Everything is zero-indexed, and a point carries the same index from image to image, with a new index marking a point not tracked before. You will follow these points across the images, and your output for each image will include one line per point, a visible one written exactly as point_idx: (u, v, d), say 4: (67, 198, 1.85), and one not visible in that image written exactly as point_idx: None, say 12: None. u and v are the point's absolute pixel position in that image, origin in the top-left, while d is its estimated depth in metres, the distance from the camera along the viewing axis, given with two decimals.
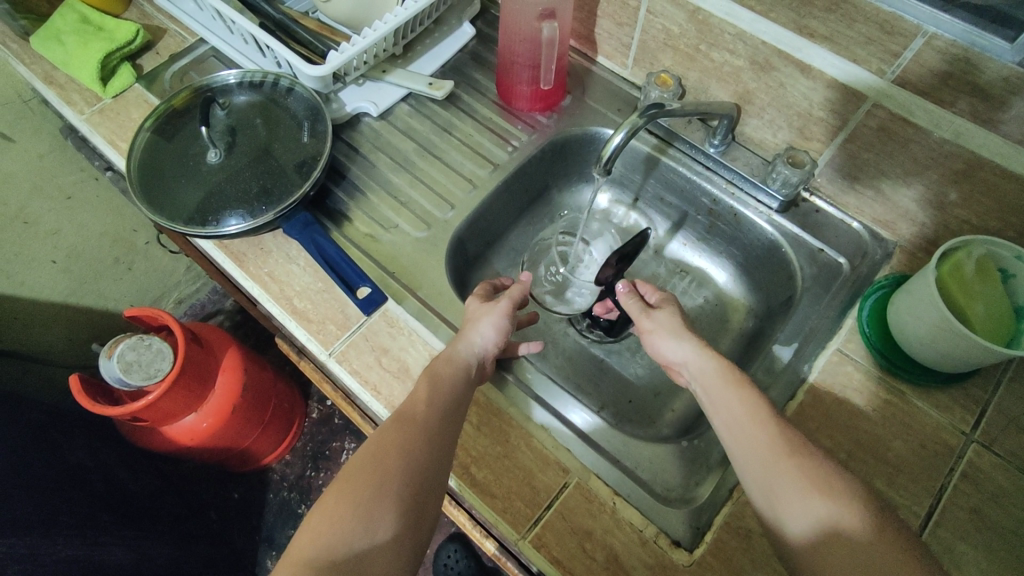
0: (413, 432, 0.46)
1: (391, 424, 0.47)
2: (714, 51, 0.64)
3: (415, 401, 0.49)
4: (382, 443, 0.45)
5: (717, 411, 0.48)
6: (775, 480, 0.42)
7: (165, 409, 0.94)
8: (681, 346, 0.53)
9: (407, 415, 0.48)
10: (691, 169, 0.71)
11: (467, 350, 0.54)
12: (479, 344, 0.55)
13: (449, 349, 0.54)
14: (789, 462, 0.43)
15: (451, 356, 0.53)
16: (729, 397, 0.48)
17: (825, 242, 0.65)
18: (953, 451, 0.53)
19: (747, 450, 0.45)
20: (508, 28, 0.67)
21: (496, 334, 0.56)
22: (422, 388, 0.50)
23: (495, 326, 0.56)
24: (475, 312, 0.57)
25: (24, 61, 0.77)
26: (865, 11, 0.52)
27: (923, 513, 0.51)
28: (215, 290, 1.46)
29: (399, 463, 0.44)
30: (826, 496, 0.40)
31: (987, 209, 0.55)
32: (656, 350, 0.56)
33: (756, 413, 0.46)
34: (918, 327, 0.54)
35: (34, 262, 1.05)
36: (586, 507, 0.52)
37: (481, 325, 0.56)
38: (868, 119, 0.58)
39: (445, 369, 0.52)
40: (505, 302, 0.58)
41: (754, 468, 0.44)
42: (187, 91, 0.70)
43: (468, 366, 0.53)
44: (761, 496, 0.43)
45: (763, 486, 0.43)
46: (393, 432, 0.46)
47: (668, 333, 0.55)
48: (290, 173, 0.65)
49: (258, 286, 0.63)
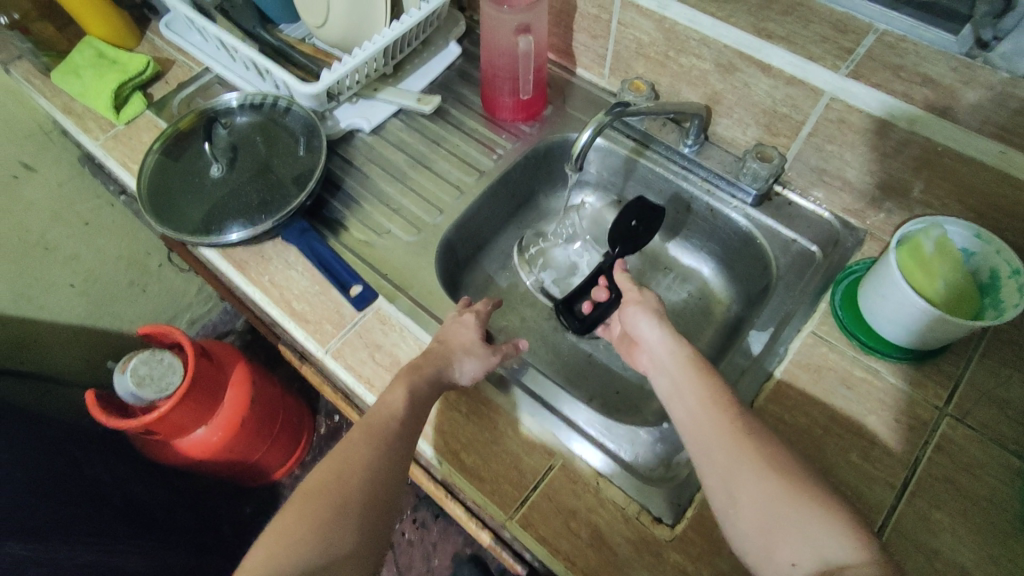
0: (377, 448, 0.50)
1: (358, 436, 0.51)
2: (682, 57, 0.68)
3: (388, 415, 0.53)
4: (347, 457, 0.50)
5: (679, 396, 0.51)
6: (733, 474, 0.44)
7: (176, 423, 0.99)
8: (656, 329, 0.56)
9: (375, 426, 0.52)
10: (668, 169, 0.75)
11: (443, 378, 0.57)
12: (454, 378, 0.57)
13: (432, 364, 0.57)
14: (745, 456, 0.45)
15: (431, 376, 0.56)
16: (691, 385, 0.50)
17: (797, 233, 0.68)
18: (926, 425, 0.55)
19: (704, 441, 0.47)
20: (487, 43, 0.71)
21: (472, 377, 0.58)
22: (396, 399, 0.54)
23: (477, 372, 0.58)
24: (472, 344, 0.59)
25: (45, 94, 0.83)
26: (820, 13, 0.59)
27: (898, 485, 0.52)
28: (224, 311, 1.52)
29: (360, 479, 0.49)
30: (770, 472, 0.43)
31: (947, 191, 0.58)
32: (634, 324, 0.59)
33: (711, 404, 0.49)
34: (884, 306, 0.56)
35: (54, 286, 1.11)
36: (571, 488, 0.55)
37: (468, 363, 0.58)
38: (827, 112, 0.61)
39: (420, 383, 0.55)
40: (496, 356, 0.60)
41: (716, 458, 0.46)
42: (192, 114, 0.75)
43: (439, 383, 0.56)
44: (713, 484, 0.46)
45: (717, 476, 0.45)
46: (360, 445, 0.51)
47: (649, 316, 0.58)
48: (288, 186, 0.69)
49: (259, 291, 0.66)
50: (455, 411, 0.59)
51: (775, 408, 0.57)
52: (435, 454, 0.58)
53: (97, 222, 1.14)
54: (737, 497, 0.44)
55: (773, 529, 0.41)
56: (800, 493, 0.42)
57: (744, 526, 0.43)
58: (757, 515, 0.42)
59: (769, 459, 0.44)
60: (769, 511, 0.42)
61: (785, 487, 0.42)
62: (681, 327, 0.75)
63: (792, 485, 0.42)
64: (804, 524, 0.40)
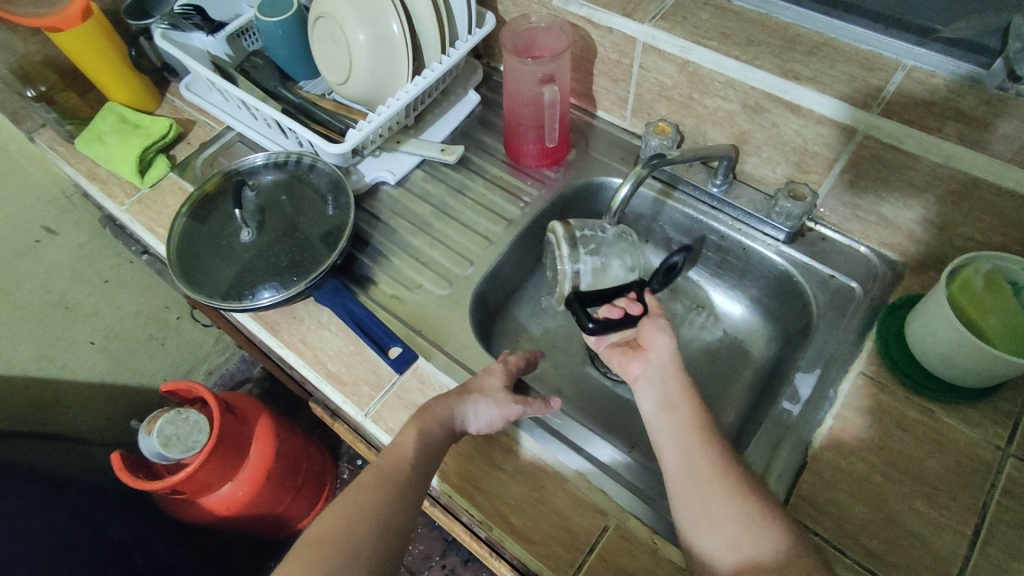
0: (388, 495, 0.51)
1: (369, 478, 0.52)
2: (707, 98, 0.68)
3: (400, 455, 0.52)
4: (356, 500, 0.50)
5: (669, 410, 0.52)
6: (711, 498, 0.47)
7: (202, 480, 0.97)
8: (667, 343, 0.55)
9: (386, 467, 0.52)
10: (696, 210, 0.74)
11: (456, 420, 0.55)
12: (467, 422, 0.56)
13: (445, 403, 0.55)
14: (721, 484, 0.47)
15: (443, 417, 0.54)
16: (680, 413, 0.52)
17: (834, 268, 0.67)
18: (990, 468, 0.53)
19: (686, 462, 0.49)
20: (511, 93, 0.71)
21: (484, 425, 0.56)
22: (410, 442, 0.53)
23: (492, 417, 0.56)
24: (492, 389, 0.57)
25: (69, 161, 0.83)
26: (845, 53, 0.60)
27: (968, 534, 0.50)
28: (242, 359, 1.51)
29: (371, 527, 0.49)
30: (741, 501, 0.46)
31: (989, 225, 0.57)
32: (644, 331, 0.57)
33: (696, 427, 0.50)
34: (935, 343, 0.55)
35: (74, 345, 1.10)
36: (627, 549, 0.53)
37: (483, 406, 0.56)
38: (860, 149, 0.60)
39: (431, 425, 0.54)
40: (516, 405, 0.57)
41: (692, 485, 0.48)
42: (217, 176, 0.75)
43: (451, 427, 0.55)
44: (686, 500, 0.48)
45: (696, 498, 0.47)
46: (372, 491, 0.51)
47: (661, 329, 0.57)
48: (317, 245, 0.69)
49: (293, 353, 0.66)
50: (501, 471, 0.58)
51: (831, 454, 0.55)
52: (483, 520, 0.55)
53: (117, 279, 1.13)
54: (709, 519, 0.46)
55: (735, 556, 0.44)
56: (771, 526, 0.45)
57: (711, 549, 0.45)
58: (729, 542, 0.45)
59: (746, 490, 0.47)
60: (741, 541, 0.44)
61: (759, 519, 0.45)
62: (719, 368, 0.74)
63: (768, 519, 0.45)
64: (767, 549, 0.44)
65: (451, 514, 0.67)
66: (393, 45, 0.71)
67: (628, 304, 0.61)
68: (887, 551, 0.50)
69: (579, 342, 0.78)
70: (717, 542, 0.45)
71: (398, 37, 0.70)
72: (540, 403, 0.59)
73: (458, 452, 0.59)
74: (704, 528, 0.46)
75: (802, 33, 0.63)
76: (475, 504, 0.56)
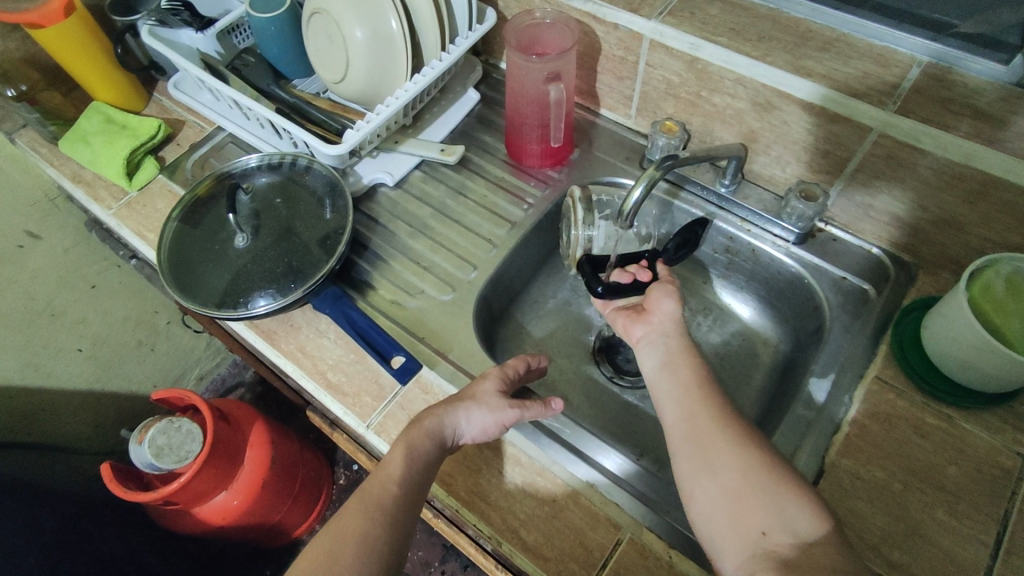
0: (372, 518, 0.48)
1: (354, 508, 0.49)
2: (716, 96, 0.66)
3: (385, 479, 0.50)
4: (340, 531, 0.48)
5: (671, 369, 0.51)
6: (712, 452, 0.46)
7: (196, 490, 0.94)
8: (673, 308, 0.54)
9: (369, 496, 0.49)
10: (704, 210, 0.73)
11: (447, 429, 0.52)
12: (460, 430, 0.53)
13: (435, 413, 0.52)
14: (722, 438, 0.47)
15: (433, 429, 0.51)
16: (681, 372, 0.51)
17: (845, 269, 0.66)
18: (1011, 474, 0.52)
19: (685, 417, 0.49)
20: (515, 91, 0.69)
21: (478, 433, 0.53)
22: (396, 465, 0.50)
23: (486, 424, 0.53)
24: (485, 394, 0.54)
25: (53, 164, 0.80)
26: (859, 49, 0.58)
27: (991, 544, 0.49)
28: (234, 363, 1.48)
29: (355, 558, 0.46)
30: (743, 455, 0.45)
31: (1008, 226, 0.56)
32: (649, 295, 0.56)
33: (698, 386, 0.50)
34: (953, 347, 0.54)
35: (61, 352, 1.07)
36: (643, 564, 0.51)
37: (476, 414, 0.53)
38: (874, 148, 0.59)
39: (421, 439, 0.51)
40: (512, 410, 0.54)
41: (692, 436, 0.48)
42: (209, 180, 0.73)
43: (442, 439, 0.52)
44: (685, 450, 0.47)
45: (697, 449, 0.47)
46: (356, 518, 0.48)
47: (666, 294, 0.56)
48: (315, 251, 0.66)
49: (291, 362, 0.63)
50: (510, 484, 0.56)
51: (849, 462, 0.54)
52: (494, 534, 0.54)
53: (104, 283, 1.10)
54: (709, 473, 0.45)
55: (733, 505, 0.44)
56: (775, 478, 0.44)
57: (708, 499, 0.45)
58: (729, 493, 0.44)
59: (748, 447, 0.46)
60: (744, 494, 0.44)
61: (760, 473, 0.44)
62: (729, 371, 0.73)
63: (774, 474, 0.44)
64: (765, 492, 0.43)
65: (455, 525, 0.65)
66: (391, 42, 0.69)
67: (637, 271, 0.61)
68: (909, 562, 0.49)
69: (585, 347, 0.76)
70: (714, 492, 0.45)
71: (397, 34, 0.68)
72: (540, 406, 0.56)
73: (464, 463, 0.57)
74: (704, 479, 0.46)
75: (814, 29, 0.61)
76: (484, 518, 0.55)
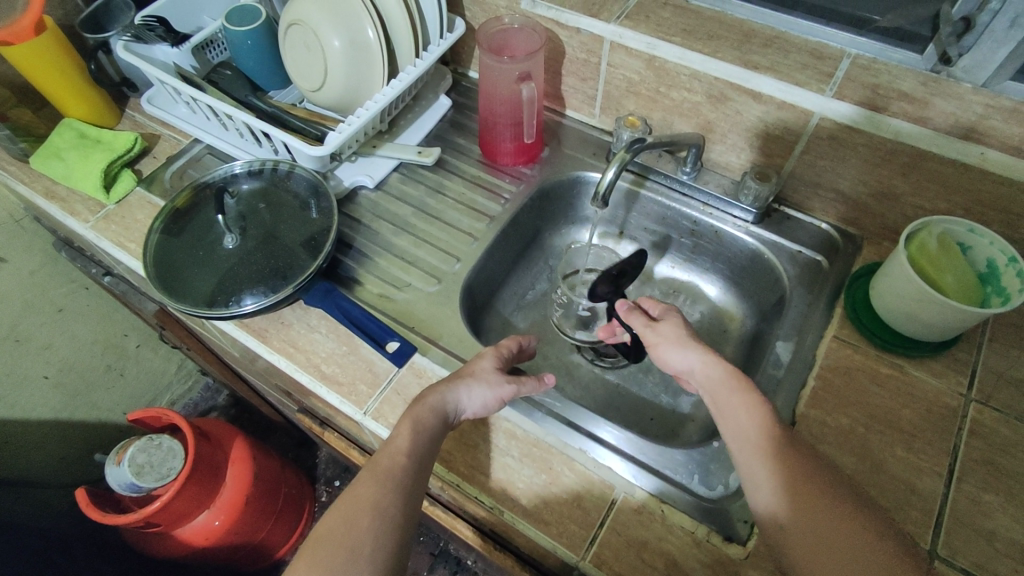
0: (385, 488, 0.49)
1: (367, 477, 0.50)
2: (673, 91, 0.72)
3: (394, 452, 0.51)
4: (354, 498, 0.48)
5: (726, 410, 0.52)
6: (753, 451, 0.49)
7: (178, 510, 0.93)
8: (688, 356, 0.57)
9: (380, 466, 0.50)
10: (669, 197, 0.78)
11: (449, 405, 0.54)
12: (462, 406, 0.55)
13: (438, 390, 0.55)
14: (746, 415, 0.51)
15: (436, 404, 0.54)
16: (736, 405, 0.52)
17: (800, 243, 0.72)
18: (956, 412, 0.58)
19: (744, 418, 0.51)
20: (489, 93, 0.74)
21: (479, 408, 0.56)
22: (403, 439, 0.52)
23: (486, 399, 0.56)
24: (484, 371, 0.57)
25: (24, 181, 0.80)
26: (794, 44, 0.66)
27: (944, 473, 0.54)
28: (206, 386, 1.46)
29: (371, 523, 0.47)
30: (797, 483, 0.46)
31: (936, 193, 0.63)
32: (663, 360, 0.60)
33: (732, 379, 0.53)
34: (902, 303, 0.59)
35: (27, 379, 1.04)
36: (637, 519, 0.55)
37: (477, 389, 0.56)
38: (818, 131, 0.65)
39: (425, 414, 0.53)
40: (510, 385, 0.57)
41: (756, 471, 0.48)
42: (188, 190, 0.73)
43: (445, 414, 0.54)
44: (735, 451, 0.51)
45: (738, 440, 0.51)
46: (370, 489, 0.49)
47: (674, 344, 0.59)
48: (300, 251, 0.68)
49: (284, 358, 0.64)
50: (508, 456, 0.59)
51: (817, 412, 0.59)
52: (495, 505, 0.57)
53: (71, 307, 1.09)
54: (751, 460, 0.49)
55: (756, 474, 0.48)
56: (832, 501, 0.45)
57: (753, 479, 0.49)
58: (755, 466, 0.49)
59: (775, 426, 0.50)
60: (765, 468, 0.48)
61: (778, 444, 0.49)
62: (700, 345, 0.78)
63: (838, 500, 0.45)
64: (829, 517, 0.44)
65: (452, 512, 0.70)
66: (368, 50, 0.72)
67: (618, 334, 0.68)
68: (877, 496, 0.53)
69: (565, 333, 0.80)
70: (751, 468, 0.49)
71: (374, 43, 0.72)
72: (535, 382, 0.59)
73: (461, 441, 0.60)
74: (745, 463, 0.50)
75: (756, 28, 0.68)
76: (485, 490, 0.57)
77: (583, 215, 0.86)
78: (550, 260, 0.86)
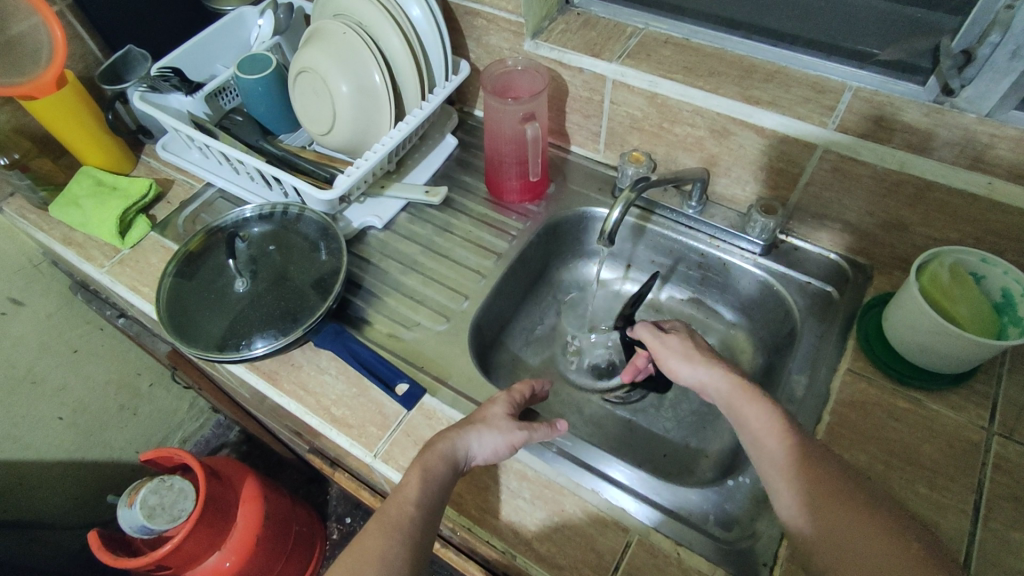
0: (392, 538, 0.49)
1: (373, 529, 0.49)
2: (676, 126, 0.72)
3: (402, 502, 0.50)
4: (362, 552, 0.48)
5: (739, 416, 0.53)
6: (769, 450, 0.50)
7: (189, 553, 0.92)
8: (695, 370, 0.58)
9: (388, 517, 0.50)
10: (675, 231, 0.79)
11: (459, 452, 0.53)
12: (471, 452, 0.54)
13: (448, 436, 0.54)
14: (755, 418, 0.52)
15: (446, 451, 0.53)
16: (749, 413, 0.53)
17: (809, 274, 0.72)
18: (979, 446, 0.56)
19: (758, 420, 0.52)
20: (494, 132, 0.75)
21: (489, 455, 0.55)
22: (412, 488, 0.51)
23: (497, 446, 0.55)
24: (496, 417, 0.56)
25: (43, 229, 0.82)
26: (794, 78, 0.67)
27: (970, 511, 0.53)
28: (217, 423, 1.47)
29: None
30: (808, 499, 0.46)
31: (946, 222, 0.62)
32: (670, 373, 0.61)
33: (737, 393, 0.54)
34: (916, 336, 0.59)
35: (42, 422, 1.05)
36: (652, 562, 0.53)
37: (487, 436, 0.55)
38: (822, 163, 0.65)
39: (435, 462, 0.52)
40: (520, 431, 0.56)
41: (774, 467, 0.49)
42: (200, 234, 0.75)
43: (454, 462, 0.53)
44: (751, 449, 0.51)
45: (754, 442, 0.51)
46: (378, 538, 0.49)
47: (680, 357, 0.60)
48: (309, 293, 0.69)
49: (294, 401, 0.64)
50: (519, 498, 0.58)
51: (834, 449, 0.57)
52: (507, 549, 0.56)
53: (86, 348, 1.10)
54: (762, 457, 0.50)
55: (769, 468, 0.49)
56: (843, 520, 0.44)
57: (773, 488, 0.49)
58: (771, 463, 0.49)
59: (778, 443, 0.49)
60: (775, 472, 0.48)
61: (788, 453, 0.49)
62: None
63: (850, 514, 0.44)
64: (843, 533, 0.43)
65: (464, 554, 0.69)
66: (374, 93, 0.74)
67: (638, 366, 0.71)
68: None
69: (577, 370, 0.79)
70: (768, 470, 0.49)
71: (380, 86, 0.73)
72: (546, 429, 0.58)
73: (471, 483, 0.59)
74: (763, 464, 0.50)
75: (756, 63, 0.69)
76: (496, 533, 0.56)
77: (590, 249, 0.87)
78: (558, 297, 0.86)
